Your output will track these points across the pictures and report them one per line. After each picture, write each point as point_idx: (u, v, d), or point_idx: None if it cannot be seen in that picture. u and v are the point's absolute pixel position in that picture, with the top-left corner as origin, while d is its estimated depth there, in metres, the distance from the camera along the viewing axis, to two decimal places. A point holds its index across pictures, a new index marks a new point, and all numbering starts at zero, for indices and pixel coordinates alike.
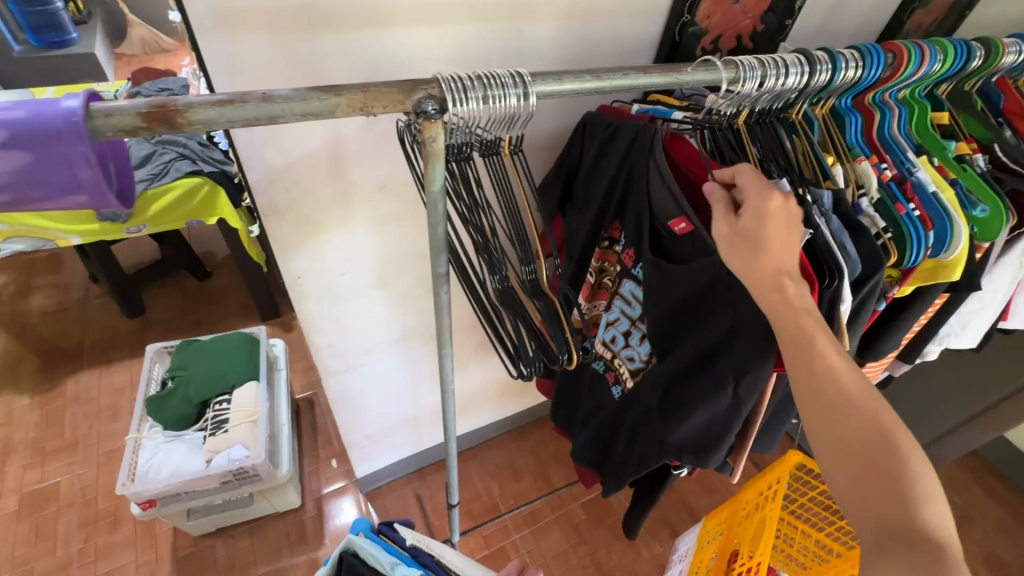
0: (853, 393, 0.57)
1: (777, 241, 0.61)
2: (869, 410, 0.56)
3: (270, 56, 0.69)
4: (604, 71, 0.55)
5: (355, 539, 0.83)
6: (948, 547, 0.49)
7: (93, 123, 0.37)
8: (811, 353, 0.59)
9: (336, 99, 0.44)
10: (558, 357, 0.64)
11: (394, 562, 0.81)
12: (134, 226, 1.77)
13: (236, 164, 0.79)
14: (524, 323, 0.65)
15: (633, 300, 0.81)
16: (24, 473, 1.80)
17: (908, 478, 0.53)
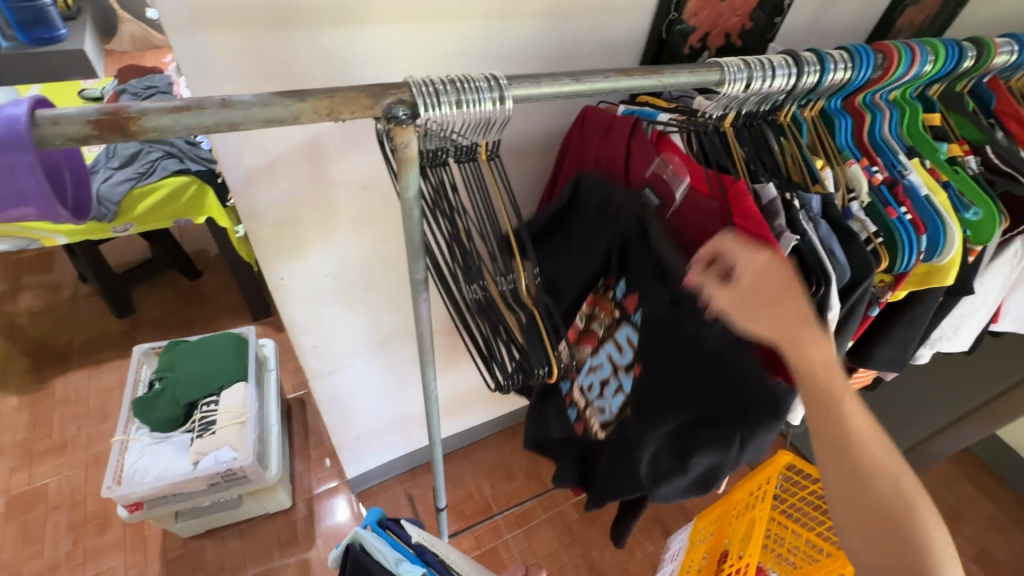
0: (879, 459, 0.57)
1: (788, 303, 0.60)
2: (893, 478, 0.56)
3: (245, 55, 0.67)
4: (584, 74, 0.54)
5: (361, 533, 0.80)
6: None
7: (37, 131, 0.35)
8: (839, 412, 0.59)
9: (301, 104, 0.42)
10: (535, 369, 0.62)
11: (399, 559, 0.78)
12: (121, 226, 1.74)
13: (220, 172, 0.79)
14: (500, 332, 0.63)
15: (626, 346, 0.80)
16: (12, 475, 1.78)
17: (926, 542, 0.55)
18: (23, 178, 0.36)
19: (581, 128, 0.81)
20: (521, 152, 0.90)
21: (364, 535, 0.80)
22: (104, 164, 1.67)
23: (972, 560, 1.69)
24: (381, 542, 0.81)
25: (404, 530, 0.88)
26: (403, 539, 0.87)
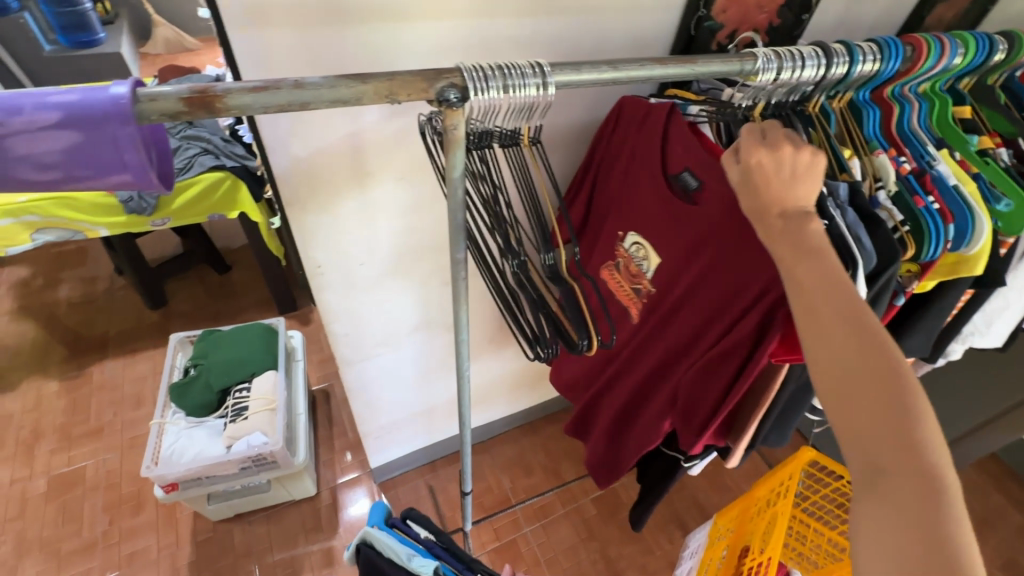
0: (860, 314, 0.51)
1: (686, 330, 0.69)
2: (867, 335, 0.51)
3: (298, 50, 0.71)
4: (621, 62, 0.56)
5: (370, 532, 0.84)
6: (931, 466, 0.46)
7: (139, 107, 0.39)
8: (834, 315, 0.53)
9: (363, 87, 0.46)
10: (577, 344, 0.66)
11: (411, 554, 0.82)
12: (158, 219, 1.82)
13: (277, 201, 0.88)
14: (542, 311, 0.67)
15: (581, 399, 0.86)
16: (52, 457, 1.87)
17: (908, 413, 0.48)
18: (125, 149, 0.40)
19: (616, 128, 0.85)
20: (551, 144, 0.93)
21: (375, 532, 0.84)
22: None
23: (999, 568, 1.66)
24: (391, 538, 0.85)
25: (412, 527, 0.93)
26: (411, 537, 0.92)
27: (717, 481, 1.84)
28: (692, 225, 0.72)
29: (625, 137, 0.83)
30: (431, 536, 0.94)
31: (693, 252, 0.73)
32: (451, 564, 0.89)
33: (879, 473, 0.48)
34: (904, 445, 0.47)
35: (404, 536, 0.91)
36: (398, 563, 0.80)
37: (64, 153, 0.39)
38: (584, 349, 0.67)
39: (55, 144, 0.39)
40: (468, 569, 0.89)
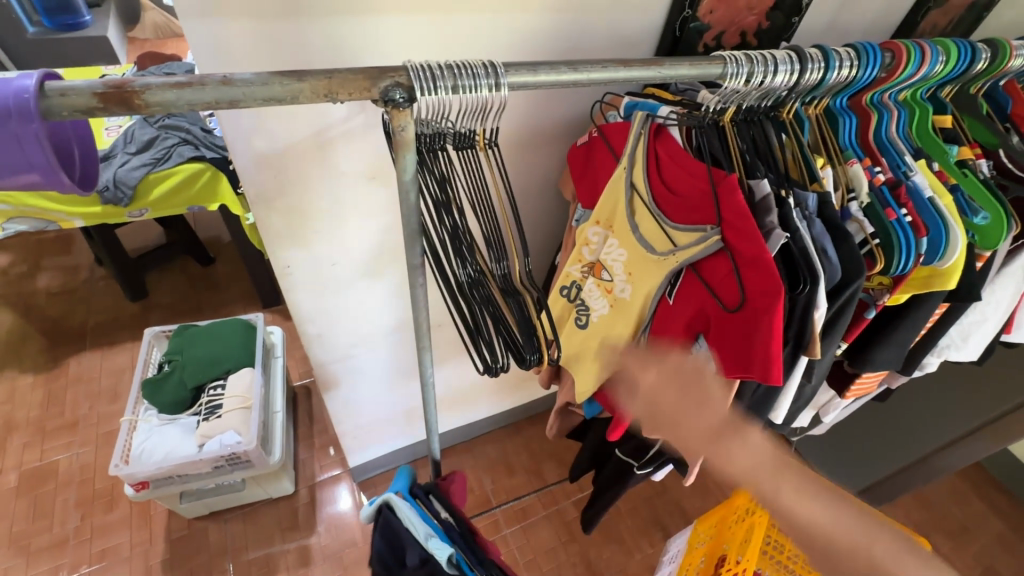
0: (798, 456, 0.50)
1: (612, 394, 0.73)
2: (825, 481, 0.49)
3: (260, 40, 0.68)
4: (582, 63, 0.54)
5: (393, 499, 0.80)
6: None
7: (46, 101, 0.36)
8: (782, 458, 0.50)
9: (299, 85, 0.43)
10: (526, 357, 0.67)
11: (429, 533, 0.77)
12: (136, 210, 1.78)
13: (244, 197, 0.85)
14: (495, 319, 0.66)
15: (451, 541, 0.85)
16: (24, 450, 1.83)
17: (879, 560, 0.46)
18: (32, 147, 0.37)
19: (588, 141, 0.81)
20: (523, 144, 0.90)
21: (397, 499, 0.81)
22: (121, 149, 1.72)
23: None
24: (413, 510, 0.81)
25: (434, 503, 0.86)
26: (431, 512, 0.85)
27: (700, 485, 1.82)
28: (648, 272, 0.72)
29: (599, 150, 0.79)
30: (452, 518, 0.85)
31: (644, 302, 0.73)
32: (465, 554, 0.79)
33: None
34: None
35: (425, 510, 0.85)
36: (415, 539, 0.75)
37: None
38: (531, 363, 0.67)
39: None
40: (481, 565, 0.79)
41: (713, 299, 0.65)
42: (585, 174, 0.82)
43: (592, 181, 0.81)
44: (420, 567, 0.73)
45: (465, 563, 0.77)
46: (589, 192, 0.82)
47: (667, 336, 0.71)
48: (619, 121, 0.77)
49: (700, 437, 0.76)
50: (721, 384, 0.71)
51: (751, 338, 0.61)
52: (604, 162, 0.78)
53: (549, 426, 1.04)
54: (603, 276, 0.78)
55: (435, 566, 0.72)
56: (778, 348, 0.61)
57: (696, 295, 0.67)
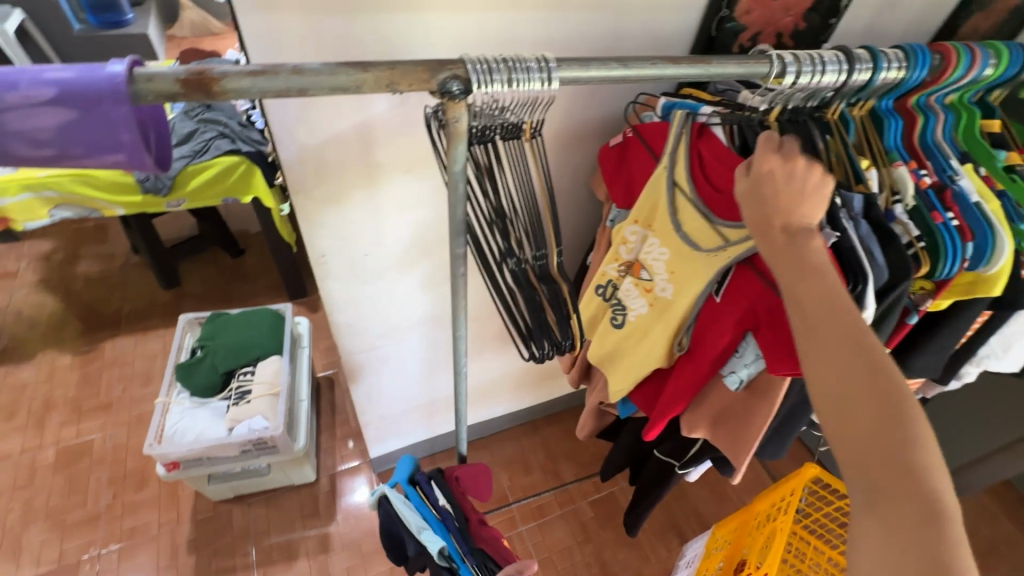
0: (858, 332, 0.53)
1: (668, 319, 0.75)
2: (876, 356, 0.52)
3: (312, 35, 0.71)
4: (631, 60, 0.55)
5: (388, 492, 0.82)
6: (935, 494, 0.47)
7: (135, 86, 0.39)
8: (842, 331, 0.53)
9: (364, 75, 0.45)
10: (563, 343, 0.70)
11: (422, 526, 0.79)
12: (174, 200, 1.84)
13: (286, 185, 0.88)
14: (534, 308, 0.68)
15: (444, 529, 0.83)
16: (62, 428, 1.91)
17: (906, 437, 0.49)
18: (120, 129, 0.39)
19: (622, 142, 0.82)
20: (559, 143, 0.92)
21: (393, 492, 0.83)
22: None
23: None
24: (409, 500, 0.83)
25: (434, 491, 0.87)
26: (430, 500, 0.86)
27: (718, 491, 1.81)
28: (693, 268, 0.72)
29: (635, 151, 0.80)
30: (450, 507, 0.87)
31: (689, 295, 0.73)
32: (459, 544, 0.81)
33: (880, 496, 0.48)
34: (894, 481, 0.48)
35: (423, 497, 0.86)
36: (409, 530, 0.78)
37: (57, 131, 0.38)
38: (567, 349, 0.70)
39: (47, 122, 0.38)
40: (472, 556, 0.81)
41: (764, 296, 0.65)
42: (620, 174, 0.83)
43: (628, 181, 0.82)
44: (417, 559, 0.77)
45: (459, 555, 0.79)
46: (624, 192, 0.82)
47: (716, 330, 0.71)
48: (657, 123, 0.78)
49: (743, 437, 0.76)
50: (768, 383, 0.71)
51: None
52: (641, 161, 0.79)
53: (581, 425, 1.04)
54: (642, 276, 0.79)
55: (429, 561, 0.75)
56: None
57: (744, 293, 0.68)
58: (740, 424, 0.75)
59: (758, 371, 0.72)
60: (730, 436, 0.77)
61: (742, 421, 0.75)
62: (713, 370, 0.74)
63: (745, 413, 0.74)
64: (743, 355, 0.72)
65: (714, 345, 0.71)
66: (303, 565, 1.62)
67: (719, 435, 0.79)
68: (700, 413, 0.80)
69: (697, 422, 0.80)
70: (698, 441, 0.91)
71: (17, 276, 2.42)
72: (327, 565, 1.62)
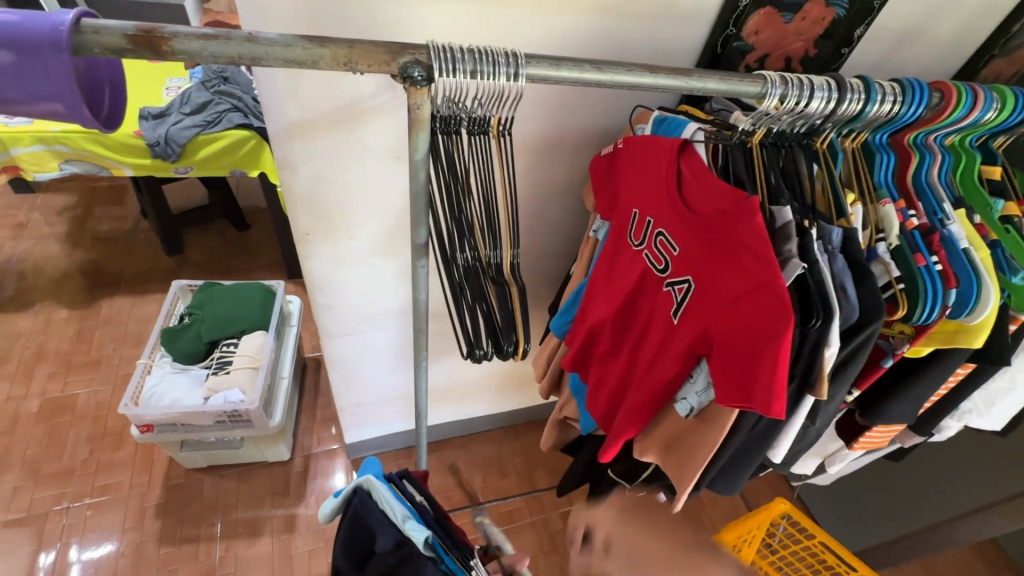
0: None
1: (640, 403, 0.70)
2: None
3: (302, 9, 0.70)
4: (606, 64, 0.53)
5: (373, 480, 0.81)
6: None
7: (79, 36, 0.38)
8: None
9: (321, 50, 0.44)
10: (504, 347, 0.72)
11: (406, 515, 0.78)
12: (182, 167, 1.85)
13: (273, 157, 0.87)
14: (481, 304, 0.71)
15: (427, 518, 0.84)
16: (49, 380, 1.93)
17: None
18: (59, 78, 0.39)
19: (611, 152, 0.79)
20: (551, 148, 0.91)
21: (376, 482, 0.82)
22: (176, 109, 1.80)
23: None
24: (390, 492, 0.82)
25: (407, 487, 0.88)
26: (405, 496, 0.86)
27: (692, 517, 1.77)
28: (662, 286, 0.69)
29: (621, 161, 0.76)
30: (425, 502, 0.88)
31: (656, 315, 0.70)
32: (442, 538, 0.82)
33: None
34: None
35: (400, 494, 0.85)
36: (393, 520, 0.76)
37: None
38: (508, 353, 0.73)
39: None
40: (456, 549, 0.81)
41: (718, 320, 0.60)
42: (609, 182, 0.80)
43: (614, 191, 0.79)
44: (395, 550, 0.74)
45: (442, 547, 0.78)
46: (608, 203, 0.80)
47: (668, 354, 0.67)
48: (646, 134, 0.73)
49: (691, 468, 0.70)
50: (721, 412, 0.65)
51: (755, 370, 0.57)
52: (623, 171, 0.76)
53: (544, 437, 1.03)
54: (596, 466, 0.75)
55: (411, 550, 0.73)
56: (783, 378, 0.56)
57: (700, 315, 0.63)
58: (688, 453, 0.70)
59: (707, 401, 0.66)
60: (678, 463, 0.72)
61: (692, 450, 0.69)
62: (665, 395, 0.69)
63: (694, 443, 0.69)
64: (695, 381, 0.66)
65: (665, 369, 0.67)
66: (266, 543, 1.62)
67: (669, 461, 0.74)
68: (654, 437, 0.75)
69: (649, 448, 0.76)
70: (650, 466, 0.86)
71: (27, 227, 2.46)
72: (290, 545, 1.62)
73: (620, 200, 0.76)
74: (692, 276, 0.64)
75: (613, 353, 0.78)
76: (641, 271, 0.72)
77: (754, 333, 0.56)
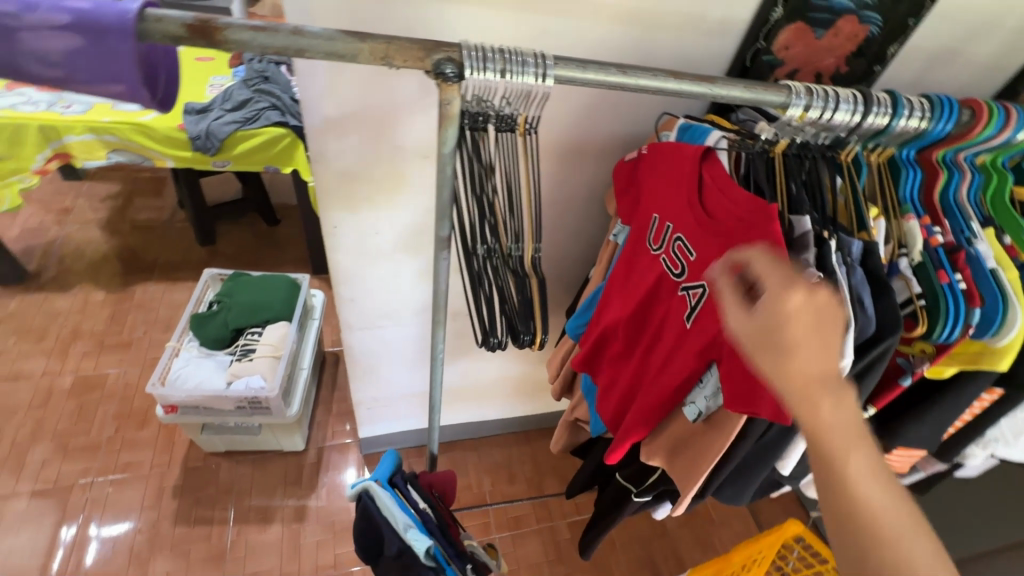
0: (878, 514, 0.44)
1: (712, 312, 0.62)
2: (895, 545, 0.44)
3: (344, 10, 0.73)
4: (632, 68, 0.55)
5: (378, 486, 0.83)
6: None
7: (143, 25, 0.42)
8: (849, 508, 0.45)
9: (360, 45, 0.47)
10: (521, 337, 0.76)
11: (409, 525, 0.81)
12: (220, 161, 1.92)
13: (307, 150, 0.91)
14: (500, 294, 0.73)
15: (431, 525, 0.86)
16: (83, 358, 2.02)
17: None
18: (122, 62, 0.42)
19: (635, 157, 0.81)
20: (577, 154, 0.92)
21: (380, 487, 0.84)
22: (218, 106, 1.88)
23: None
24: (394, 500, 0.84)
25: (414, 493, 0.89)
26: (410, 502, 0.87)
27: (702, 537, 1.73)
28: (677, 289, 0.69)
29: (644, 166, 0.78)
30: (430, 507, 0.90)
31: (670, 319, 0.70)
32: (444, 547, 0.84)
33: None
34: None
35: (405, 500, 0.88)
36: (394, 530, 0.80)
37: (66, 54, 0.41)
38: (525, 343, 0.76)
39: (58, 46, 0.41)
40: (457, 558, 0.84)
41: None
42: (632, 187, 0.81)
43: (636, 196, 0.81)
44: (397, 557, 0.79)
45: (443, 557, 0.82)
46: (630, 208, 0.81)
47: (680, 357, 0.68)
48: (670, 141, 0.74)
49: (695, 472, 0.70)
50: (727, 418, 0.65)
51: None
52: (645, 176, 0.77)
53: (554, 438, 1.04)
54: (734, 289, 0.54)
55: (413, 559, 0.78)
56: None
57: (714, 320, 0.64)
58: (693, 458, 0.70)
59: (716, 407, 0.66)
60: (684, 468, 0.72)
61: (698, 453, 0.69)
62: (674, 398, 0.70)
63: (700, 448, 0.69)
64: (704, 386, 0.67)
65: (675, 372, 0.68)
66: (276, 530, 1.65)
67: (676, 466, 0.73)
68: (661, 441, 0.75)
69: (656, 451, 0.76)
70: (656, 470, 0.85)
71: (73, 212, 2.59)
72: (299, 534, 1.65)
73: (642, 206, 0.77)
74: (707, 281, 0.65)
75: (626, 356, 0.78)
76: (658, 275, 0.72)
77: None
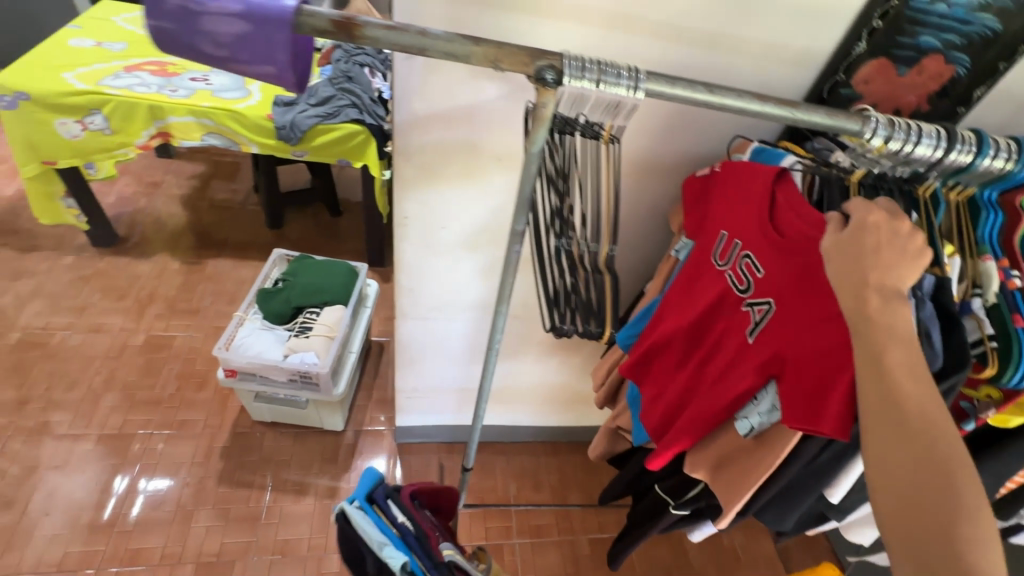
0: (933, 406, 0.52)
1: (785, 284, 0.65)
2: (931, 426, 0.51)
3: (444, 18, 0.80)
4: (718, 87, 0.58)
5: (348, 509, 0.84)
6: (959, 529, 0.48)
7: (299, 18, 0.49)
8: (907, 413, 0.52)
9: (474, 48, 0.52)
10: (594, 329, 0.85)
11: (383, 542, 0.81)
12: (299, 151, 2.07)
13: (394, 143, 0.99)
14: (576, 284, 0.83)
15: (409, 539, 0.84)
16: (156, 319, 2.19)
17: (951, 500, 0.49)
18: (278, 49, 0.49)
19: (707, 175, 0.84)
20: (646, 169, 0.96)
21: (351, 509, 0.84)
22: (304, 100, 2.04)
23: None
24: (368, 519, 0.84)
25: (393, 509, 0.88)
26: (388, 518, 0.87)
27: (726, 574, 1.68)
28: (740, 304, 0.71)
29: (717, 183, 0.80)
30: (409, 521, 0.88)
31: (730, 332, 0.72)
32: (422, 561, 0.82)
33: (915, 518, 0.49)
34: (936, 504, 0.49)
35: (383, 518, 0.87)
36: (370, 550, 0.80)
37: (234, 38, 0.49)
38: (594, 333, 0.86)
39: (230, 30, 0.48)
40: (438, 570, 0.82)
41: (796, 342, 0.63)
42: (700, 204, 0.84)
43: (703, 213, 0.83)
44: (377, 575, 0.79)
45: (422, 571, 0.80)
46: (697, 224, 0.84)
47: (739, 369, 0.69)
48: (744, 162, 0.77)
49: (740, 489, 0.71)
50: (780, 436, 0.66)
51: (827, 393, 0.58)
52: (716, 194, 0.80)
53: (594, 444, 1.07)
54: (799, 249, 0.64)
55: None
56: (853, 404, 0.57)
57: (777, 336, 0.65)
58: (739, 474, 0.71)
59: (769, 423, 0.67)
60: (729, 484, 0.73)
61: (743, 470, 0.70)
62: (727, 411, 0.71)
63: (747, 465, 0.70)
64: (760, 402, 0.68)
65: (733, 383, 0.69)
66: (309, 503, 1.73)
67: (719, 481, 0.74)
68: (705, 453, 0.76)
69: (699, 464, 0.77)
70: (699, 483, 0.86)
71: (161, 186, 2.82)
72: (330, 510, 1.72)
73: (710, 223, 0.79)
74: (773, 298, 0.66)
75: (680, 365, 0.80)
76: (721, 289, 0.74)
77: (828, 358, 0.59)
